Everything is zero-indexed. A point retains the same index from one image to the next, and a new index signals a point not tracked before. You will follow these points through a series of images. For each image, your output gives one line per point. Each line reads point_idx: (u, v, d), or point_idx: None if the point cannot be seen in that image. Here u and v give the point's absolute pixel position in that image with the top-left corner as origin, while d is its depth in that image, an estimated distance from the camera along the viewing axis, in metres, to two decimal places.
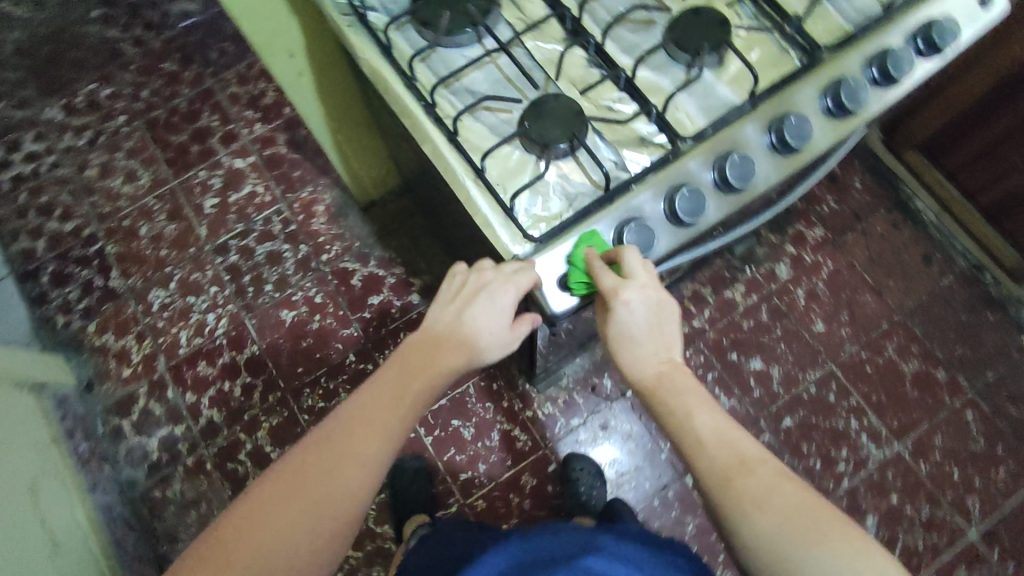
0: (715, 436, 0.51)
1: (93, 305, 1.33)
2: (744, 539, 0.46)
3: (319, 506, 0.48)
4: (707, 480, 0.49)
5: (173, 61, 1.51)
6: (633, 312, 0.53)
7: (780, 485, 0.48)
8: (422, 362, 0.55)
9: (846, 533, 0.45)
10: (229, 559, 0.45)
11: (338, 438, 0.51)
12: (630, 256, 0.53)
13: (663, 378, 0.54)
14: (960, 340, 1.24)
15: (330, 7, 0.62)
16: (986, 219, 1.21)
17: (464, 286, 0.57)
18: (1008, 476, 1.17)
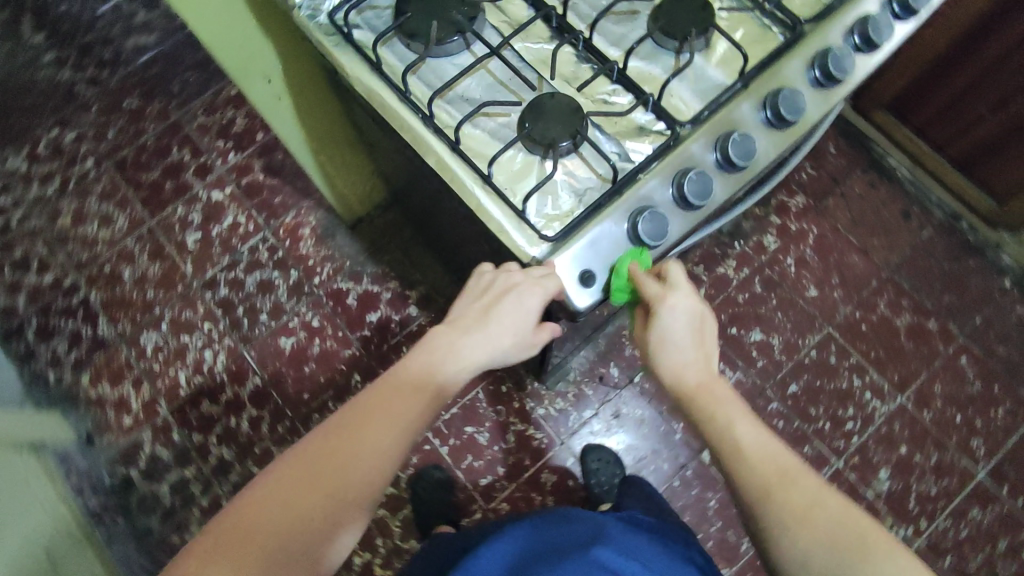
0: (756, 447, 0.55)
1: (84, 356, 1.30)
2: (786, 546, 0.50)
3: (341, 491, 0.50)
4: (748, 488, 0.53)
5: (135, 97, 1.48)
6: (677, 321, 0.57)
7: (821, 498, 0.52)
8: (435, 361, 0.57)
9: (884, 544, 0.49)
10: (255, 532, 0.46)
11: (363, 427, 0.53)
12: (675, 271, 0.58)
13: (701, 388, 0.57)
14: (947, 289, 1.28)
15: (315, 30, 0.62)
16: (958, 170, 1.25)
17: (491, 287, 0.59)
18: (1007, 414, 1.21)
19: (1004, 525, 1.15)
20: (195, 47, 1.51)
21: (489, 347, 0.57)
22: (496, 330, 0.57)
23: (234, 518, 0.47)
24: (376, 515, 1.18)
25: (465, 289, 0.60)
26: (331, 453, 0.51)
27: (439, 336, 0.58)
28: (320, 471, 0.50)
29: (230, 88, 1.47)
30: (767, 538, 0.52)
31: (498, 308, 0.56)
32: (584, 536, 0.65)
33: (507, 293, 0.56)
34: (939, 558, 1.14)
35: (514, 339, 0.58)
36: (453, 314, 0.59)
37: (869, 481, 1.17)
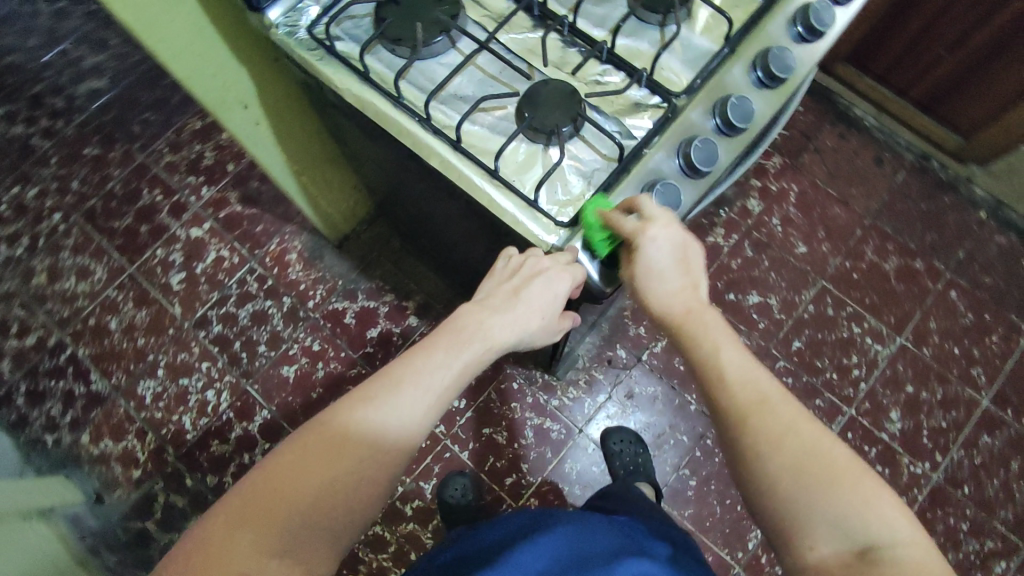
0: (737, 375, 0.50)
1: (79, 415, 1.25)
2: (755, 474, 0.47)
3: (365, 474, 0.47)
4: (723, 413, 0.49)
5: (94, 144, 1.43)
6: (658, 251, 0.53)
7: (798, 425, 0.48)
8: (461, 343, 0.53)
9: (856, 474, 0.46)
10: (280, 508, 0.44)
11: (391, 403, 0.49)
12: (647, 202, 0.53)
13: (687, 315, 0.53)
14: (928, 228, 1.31)
15: (296, 47, 0.61)
16: (922, 112, 1.29)
17: (521, 269, 0.56)
18: (1001, 339, 1.25)
19: (1014, 446, 1.19)
20: (150, 85, 1.47)
21: (513, 331, 0.54)
22: (519, 312, 0.55)
23: (259, 483, 0.45)
24: (405, 530, 1.17)
25: (490, 273, 0.58)
26: (358, 421, 0.48)
27: (468, 312, 0.55)
28: (346, 440, 0.47)
29: (194, 122, 1.44)
30: (737, 462, 0.49)
31: (525, 292, 0.54)
32: (608, 551, 0.57)
33: (534, 278, 0.54)
34: (959, 488, 1.17)
35: (539, 322, 0.56)
36: (476, 295, 0.57)
37: (882, 424, 1.20)
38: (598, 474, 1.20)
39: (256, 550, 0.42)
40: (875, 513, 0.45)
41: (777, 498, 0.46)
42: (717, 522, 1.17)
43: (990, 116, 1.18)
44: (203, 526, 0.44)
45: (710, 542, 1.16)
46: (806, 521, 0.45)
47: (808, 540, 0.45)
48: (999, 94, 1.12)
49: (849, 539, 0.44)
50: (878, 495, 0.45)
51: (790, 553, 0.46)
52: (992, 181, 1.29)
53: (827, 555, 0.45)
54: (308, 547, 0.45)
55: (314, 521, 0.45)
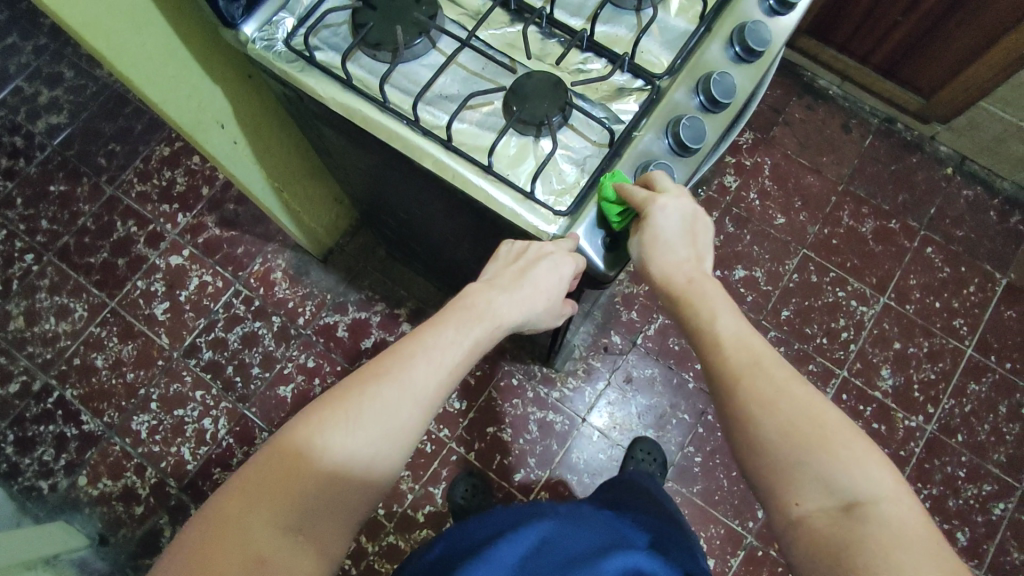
0: (733, 339, 0.51)
1: (74, 458, 1.22)
2: (745, 432, 0.48)
3: (378, 450, 0.47)
4: (717, 376, 0.50)
5: (60, 180, 1.40)
6: (669, 220, 0.54)
7: (790, 387, 0.48)
8: (469, 320, 0.53)
9: (843, 433, 0.46)
10: (292, 484, 0.44)
11: (403, 376, 0.49)
12: (661, 177, 0.55)
13: (692, 284, 0.54)
14: (899, 188, 1.35)
15: (276, 61, 0.61)
16: (884, 76, 1.32)
17: (525, 252, 0.56)
18: (979, 289, 1.29)
19: (1000, 391, 1.23)
20: (112, 115, 1.43)
21: (519, 311, 0.55)
22: (525, 293, 0.55)
23: (271, 458, 0.44)
24: (420, 536, 1.17)
25: (494, 256, 0.58)
26: (369, 398, 0.47)
27: (474, 291, 0.55)
28: (358, 416, 0.47)
29: (161, 149, 1.41)
30: (729, 424, 0.50)
31: (530, 274, 0.54)
32: (594, 546, 0.59)
33: (540, 261, 0.54)
34: (953, 437, 1.21)
35: (544, 304, 0.56)
36: (482, 277, 0.57)
37: (875, 382, 1.24)
38: (606, 461, 1.21)
39: (269, 528, 0.42)
40: (861, 472, 0.44)
41: (765, 454, 0.47)
42: (726, 495, 1.19)
43: (950, 74, 1.21)
44: (214, 502, 0.43)
45: (722, 515, 1.18)
46: (788, 477, 0.46)
47: (792, 494, 0.45)
48: (958, 50, 1.15)
49: (831, 493, 0.44)
50: (865, 454, 0.45)
51: (776, 508, 0.47)
52: (955, 137, 1.33)
53: (812, 509, 0.45)
54: (320, 525, 0.45)
55: (326, 500, 0.45)
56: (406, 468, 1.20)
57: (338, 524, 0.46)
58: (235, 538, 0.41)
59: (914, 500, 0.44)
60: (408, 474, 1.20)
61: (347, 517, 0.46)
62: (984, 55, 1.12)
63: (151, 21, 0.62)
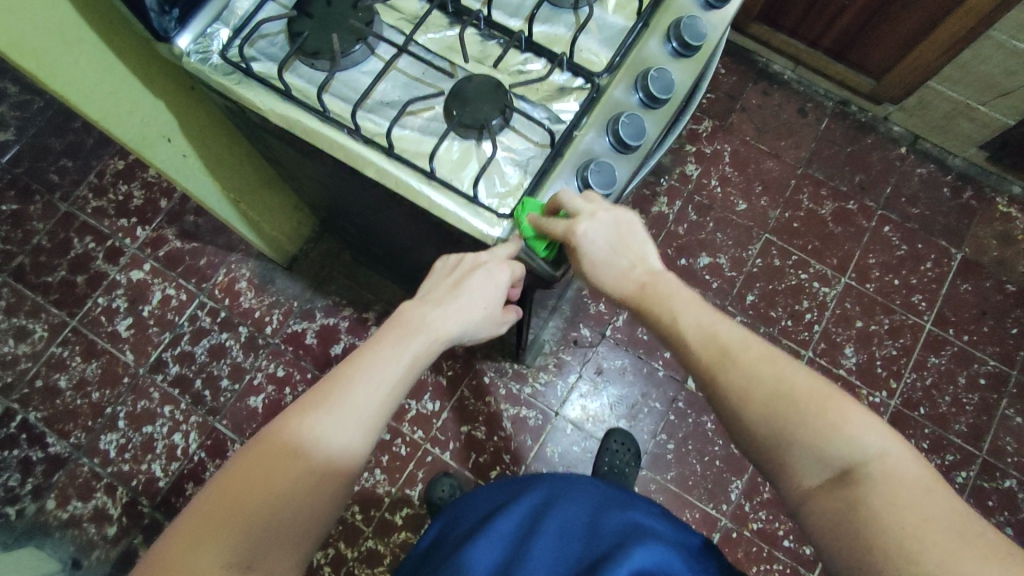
0: (696, 330, 0.52)
1: (42, 481, 1.19)
2: (736, 427, 0.50)
3: (323, 473, 0.47)
4: (698, 371, 0.52)
5: (12, 199, 1.36)
6: (596, 241, 0.54)
7: (761, 367, 0.49)
8: (406, 335, 0.53)
9: (822, 403, 0.47)
10: (235, 515, 0.44)
11: (344, 397, 0.49)
12: (568, 198, 0.54)
13: (645, 288, 0.55)
14: (855, 169, 1.37)
15: (211, 74, 0.60)
16: (834, 59, 1.33)
17: (460, 264, 0.57)
18: (935, 265, 1.32)
19: (959, 362, 1.27)
20: (62, 130, 1.40)
21: (457, 321, 0.54)
22: (461, 303, 0.54)
23: (213, 495, 0.45)
24: (400, 539, 1.17)
25: (429, 273, 0.58)
26: (310, 425, 0.48)
27: (409, 309, 0.54)
28: (302, 441, 0.47)
29: (115, 163, 1.39)
30: (724, 417, 0.51)
31: (466, 284, 0.55)
32: (590, 510, 0.64)
33: (476, 270, 0.55)
34: (915, 409, 1.24)
35: (482, 312, 0.56)
36: (418, 294, 0.56)
37: (839, 360, 1.27)
38: (581, 453, 1.22)
39: (215, 565, 0.42)
40: (842, 438, 0.45)
41: (756, 447, 0.49)
42: (699, 479, 1.21)
43: (898, 56, 1.23)
44: (158, 547, 0.43)
45: (696, 499, 1.20)
46: (786, 460, 0.47)
47: (795, 475, 0.47)
48: (903, 32, 1.17)
49: (828, 466, 0.46)
50: (847, 418, 0.46)
51: (789, 489, 0.48)
52: (906, 117, 1.36)
53: (813, 484, 0.47)
54: (268, 556, 0.45)
55: (273, 529, 0.45)
56: (381, 472, 1.20)
57: (287, 553, 0.46)
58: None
59: (903, 449, 0.45)
60: (384, 478, 1.20)
61: (297, 545, 0.47)
62: (928, 36, 1.14)
63: (82, 38, 0.61)
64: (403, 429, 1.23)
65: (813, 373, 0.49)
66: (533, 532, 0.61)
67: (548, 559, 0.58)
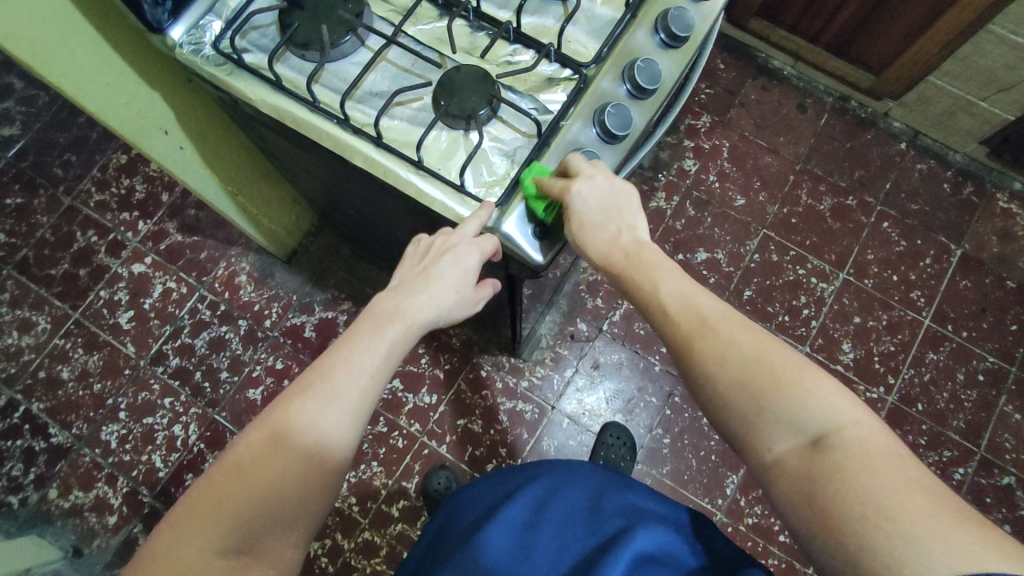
0: (679, 301, 0.52)
1: (45, 471, 1.21)
2: (708, 394, 0.50)
3: (309, 460, 0.47)
4: (673, 340, 0.52)
5: (16, 193, 1.38)
6: (590, 203, 0.54)
7: (739, 338, 0.49)
8: (381, 323, 0.53)
9: (800, 373, 0.47)
10: (224, 505, 0.45)
11: (325, 385, 0.49)
12: (575, 159, 0.55)
13: (630, 255, 0.55)
14: (855, 165, 1.37)
15: (203, 65, 0.61)
16: (834, 54, 1.33)
17: (431, 248, 0.57)
18: (934, 261, 1.32)
19: (958, 358, 1.26)
20: (66, 125, 1.42)
21: (429, 307, 0.54)
22: (433, 290, 0.55)
23: (203, 486, 0.46)
24: (396, 530, 1.17)
25: (402, 259, 0.58)
26: (292, 414, 0.48)
27: (384, 298, 0.55)
28: (287, 429, 0.47)
29: (118, 157, 1.40)
30: (696, 387, 0.51)
31: (435, 271, 0.55)
32: (591, 494, 0.64)
33: (444, 255, 0.55)
34: (913, 406, 1.23)
35: (455, 296, 0.56)
36: (391, 282, 0.56)
37: (836, 356, 1.26)
38: (577, 447, 1.22)
39: (205, 554, 0.43)
40: (817, 405, 0.45)
41: (727, 412, 0.49)
42: (695, 473, 1.21)
43: (897, 51, 1.22)
44: (152, 540, 0.44)
45: (692, 494, 1.20)
46: (761, 427, 0.47)
47: (767, 441, 0.47)
48: (902, 27, 1.16)
49: (801, 432, 0.45)
50: (822, 387, 0.46)
51: (755, 458, 0.48)
52: (906, 113, 1.35)
53: (784, 451, 0.46)
54: (259, 543, 0.45)
55: (262, 517, 0.46)
56: (378, 464, 1.21)
57: (279, 541, 0.46)
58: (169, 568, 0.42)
59: (876, 424, 0.45)
60: (380, 470, 1.21)
61: (288, 534, 0.47)
62: (927, 31, 1.13)
63: (78, 30, 0.62)
64: (400, 422, 1.23)
65: (790, 347, 0.49)
66: (536, 525, 0.60)
67: (552, 550, 0.58)
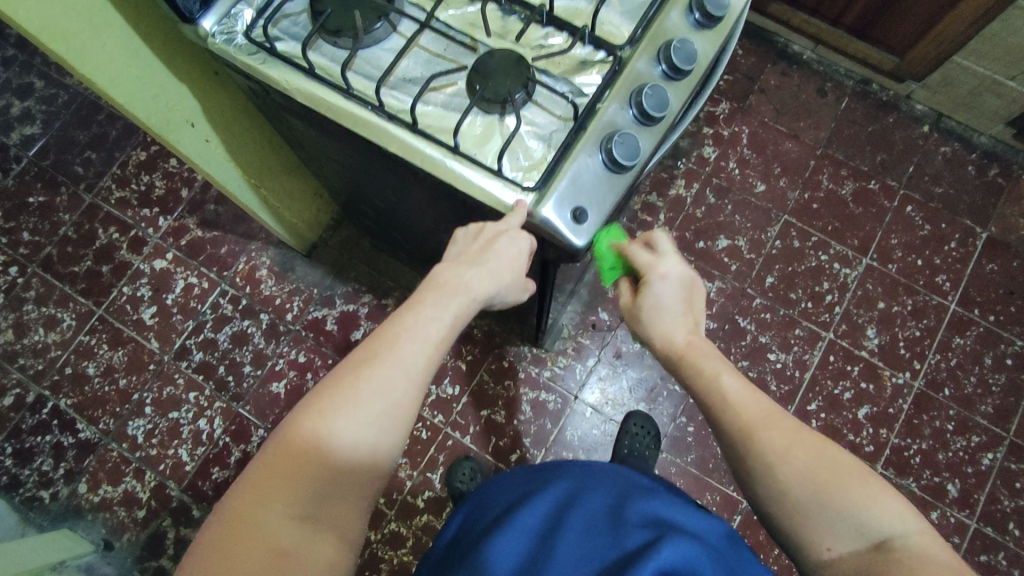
0: (741, 396, 0.54)
1: (74, 466, 1.22)
2: (766, 482, 0.51)
3: (378, 429, 0.48)
4: (732, 429, 0.53)
5: (39, 191, 1.39)
6: (666, 293, 0.59)
7: (801, 438, 0.51)
8: (445, 296, 0.54)
9: (856, 476, 0.49)
10: (298, 471, 0.46)
11: (391, 354, 0.50)
12: (662, 238, 0.61)
13: (693, 346, 0.57)
14: (877, 149, 1.36)
15: (235, 54, 0.61)
16: (856, 37, 1.31)
17: (483, 230, 0.57)
18: (960, 245, 1.30)
19: (985, 343, 1.25)
20: (85, 123, 1.42)
21: (489, 283, 0.56)
22: (490, 268, 0.56)
23: (274, 449, 0.46)
24: (421, 522, 1.18)
25: (454, 239, 0.59)
26: (364, 381, 0.48)
27: (442, 271, 0.56)
28: (356, 397, 0.48)
29: (138, 154, 1.41)
30: (751, 474, 0.52)
31: (492, 248, 0.55)
32: (612, 499, 0.62)
33: (498, 237, 0.56)
34: (940, 391, 1.22)
35: (510, 277, 0.57)
36: (447, 258, 0.57)
37: (861, 342, 1.25)
38: (600, 436, 1.22)
39: (285, 519, 0.45)
40: (879, 510, 0.48)
41: (786, 501, 0.50)
42: (720, 462, 1.21)
43: (920, 32, 1.20)
44: (228, 499, 0.45)
45: (717, 482, 1.20)
46: (817, 524, 0.49)
47: (823, 541, 0.49)
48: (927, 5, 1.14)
49: (861, 536, 0.48)
50: (880, 492, 0.49)
51: (810, 554, 0.50)
52: (930, 94, 1.33)
53: (843, 553, 0.49)
54: (331, 508, 0.47)
55: (334, 484, 0.47)
56: (402, 456, 1.21)
57: (349, 507, 0.48)
58: (251, 532, 0.44)
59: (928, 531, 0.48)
60: (405, 462, 1.21)
61: (359, 498, 0.48)
62: (953, 9, 1.11)
63: (109, 22, 0.62)
64: (424, 414, 1.24)
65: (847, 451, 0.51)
66: (554, 532, 0.58)
67: (572, 560, 0.55)
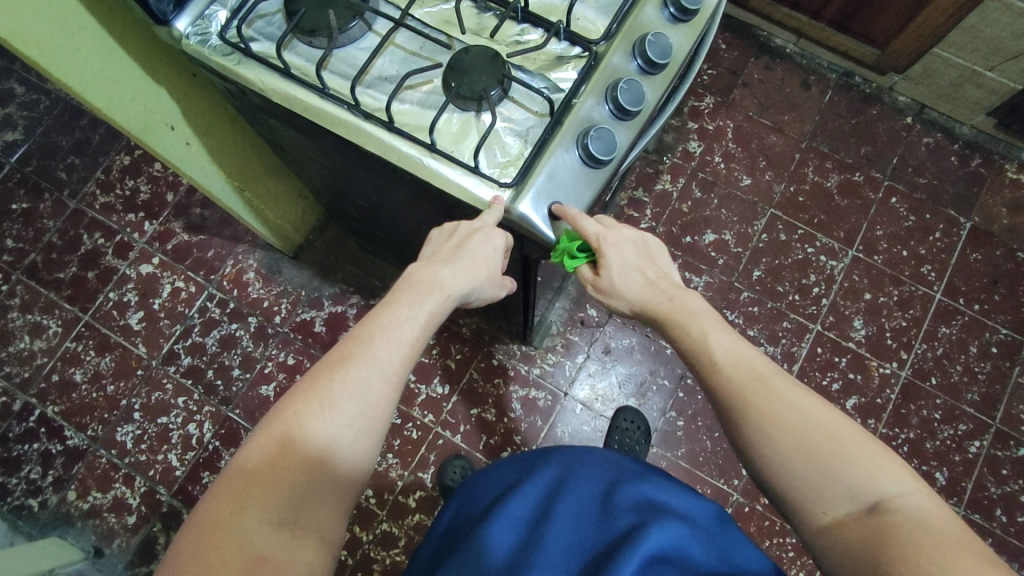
0: (731, 357, 0.54)
1: (63, 473, 1.21)
2: (759, 448, 0.50)
3: (356, 426, 0.49)
4: (726, 394, 0.53)
5: (22, 197, 1.38)
6: (623, 254, 0.58)
7: (795, 399, 0.50)
8: (420, 294, 0.54)
9: (849, 437, 0.48)
10: (276, 476, 0.45)
11: (367, 352, 0.50)
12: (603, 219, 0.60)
13: (676, 300, 0.58)
14: (861, 141, 1.36)
15: (209, 55, 0.61)
16: (838, 30, 1.32)
17: (456, 230, 0.58)
18: (944, 235, 1.31)
19: (970, 331, 1.26)
20: (68, 128, 1.41)
21: (465, 280, 0.56)
22: (465, 264, 0.56)
23: (253, 455, 0.46)
24: (413, 521, 1.17)
25: (428, 241, 0.59)
26: (340, 382, 0.49)
27: (417, 270, 0.56)
28: (333, 400, 0.48)
29: (122, 158, 1.40)
30: (747, 443, 0.51)
31: (466, 245, 0.56)
32: (602, 484, 0.62)
33: (473, 234, 0.56)
34: (927, 380, 1.23)
35: (486, 273, 0.57)
36: (422, 257, 0.58)
37: (848, 333, 1.26)
38: (590, 432, 1.23)
39: (264, 525, 0.44)
40: (878, 471, 0.47)
41: (778, 468, 0.49)
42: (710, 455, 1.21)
43: (901, 24, 1.21)
44: (203, 509, 0.44)
45: (707, 475, 1.20)
46: (817, 488, 0.48)
47: (819, 506, 0.48)
48: None
49: (858, 500, 0.47)
50: (876, 455, 0.48)
51: (810, 522, 0.49)
52: (912, 87, 1.34)
53: (840, 517, 0.47)
54: (312, 512, 0.46)
55: (314, 487, 0.47)
56: (393, 456, 1.21)
57: (329, 510, 0.47)
58: (232, 542, 0.43)
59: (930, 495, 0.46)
60: (396, 461, 1.21)
61: (339, 500, 0.48)
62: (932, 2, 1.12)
63: (84, 25, 0.62)
64: (414, 413, 1.24)
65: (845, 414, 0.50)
66: (546, 518, 0.58)
67: (563, 545, 0.55)
